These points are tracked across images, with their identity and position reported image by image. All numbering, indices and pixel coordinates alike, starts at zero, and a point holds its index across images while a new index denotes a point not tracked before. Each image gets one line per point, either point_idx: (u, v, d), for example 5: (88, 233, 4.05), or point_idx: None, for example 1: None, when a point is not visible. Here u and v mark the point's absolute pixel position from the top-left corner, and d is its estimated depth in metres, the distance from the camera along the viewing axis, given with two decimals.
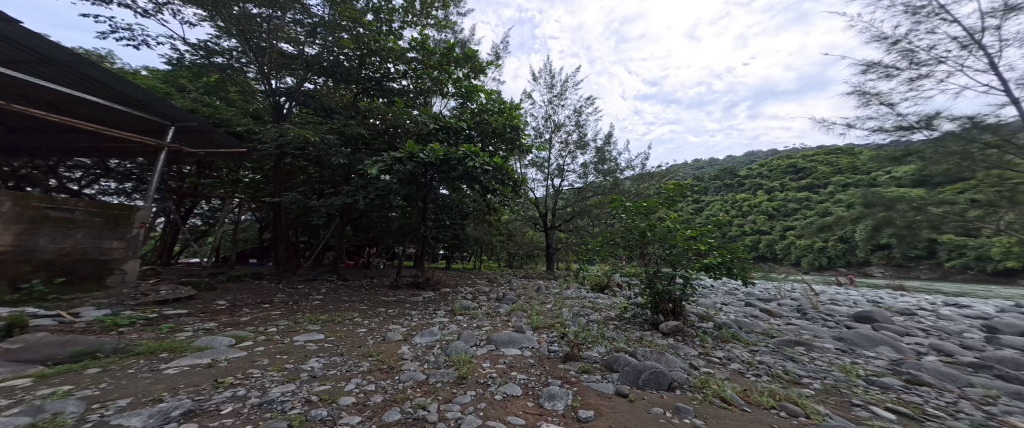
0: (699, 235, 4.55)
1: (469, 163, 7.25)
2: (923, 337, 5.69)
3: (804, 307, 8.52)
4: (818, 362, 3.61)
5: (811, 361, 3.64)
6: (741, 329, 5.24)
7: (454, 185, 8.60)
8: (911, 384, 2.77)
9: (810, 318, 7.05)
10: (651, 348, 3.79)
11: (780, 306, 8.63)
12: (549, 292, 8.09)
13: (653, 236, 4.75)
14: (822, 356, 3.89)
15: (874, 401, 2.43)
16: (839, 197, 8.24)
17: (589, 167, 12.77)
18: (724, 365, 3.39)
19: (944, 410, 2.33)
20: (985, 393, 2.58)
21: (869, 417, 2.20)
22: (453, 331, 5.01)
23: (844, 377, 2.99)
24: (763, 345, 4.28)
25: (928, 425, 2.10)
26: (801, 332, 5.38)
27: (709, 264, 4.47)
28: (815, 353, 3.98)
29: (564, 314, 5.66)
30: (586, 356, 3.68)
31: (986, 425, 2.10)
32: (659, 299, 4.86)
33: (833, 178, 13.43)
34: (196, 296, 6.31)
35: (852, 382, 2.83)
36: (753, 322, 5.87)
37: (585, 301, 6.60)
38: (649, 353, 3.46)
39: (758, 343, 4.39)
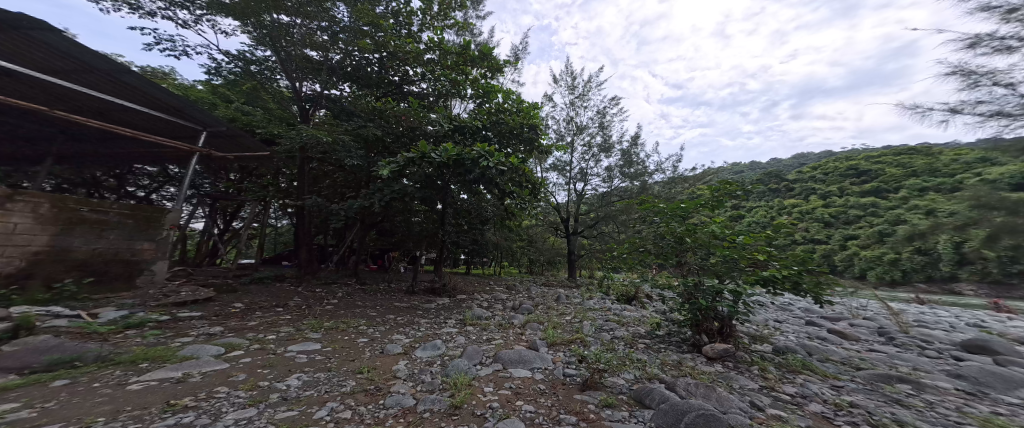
0: (753, 241, 3.72)
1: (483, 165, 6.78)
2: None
3: (885, 329, 6.99)
4: (942, 410, 2.61)
5: (930, 408, 2.64)
6: (811, 356, 4.20)
7: (471, 188, 8.22)
8: None
9: (898, 344, 5.67)
10: (697, 377, 3.01)
11: (852, 327, 7.17)
12: (569, 301, 7.34)
13: (693, 243, 3.89)
14: (943, 400, 2.86)
15: None
16: (914, 202, 6.88)
17: (613, 170, 11.87)
18: (801, 407, 2.54)
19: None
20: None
21: None
22: (460, 345, 4.48)
23: None
24: (848, 380, 3.29)
25: None
26: (893, 363, 4.21)
27: (768, 277, 3.56)
28: (931, 396, 2.95)
29: (585, 328, 4.94)
30: (610, 385, 3.00)
31: None
32: (701, 316, 3.96)
33: (905, 179, 11.55)
34: (215, 298, 6.36)
35: None
36: (822, 346, 4.77)
37: (610, 313, 5.83)
38: (696, 385, 2.68)
39: (840, 376, 3.40)
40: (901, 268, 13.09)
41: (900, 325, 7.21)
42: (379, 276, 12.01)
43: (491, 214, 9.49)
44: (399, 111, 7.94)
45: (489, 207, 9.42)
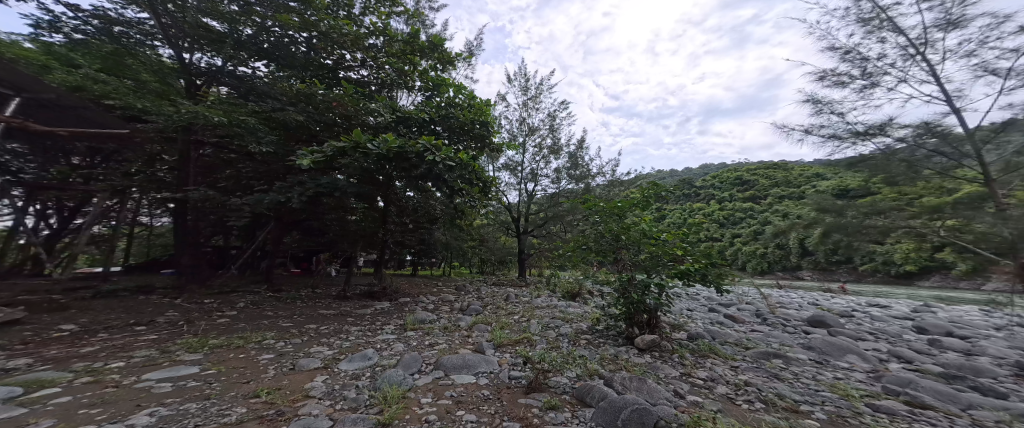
0: (676, 239, 4.12)
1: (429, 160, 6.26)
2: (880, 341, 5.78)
3: (763, 312, 8.62)
4: (805, 380, 3.22)
5: (798, 379, 3.24)
6: (715, 340, 4.88)
7: (415, 186, 7.52)
8: (916, 409, 2.47)
9: (771, 324, 7.04)
10: (625, 370, 3.19)
11: (741, 311, 8.69)
12: (518, 300, 7.39)
13: (628, 241, 4.18)
14: (806, 371, 3.54)
15: None
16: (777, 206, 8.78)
17: (561, 172, 12.35)
18: (711, 390, 2.88)
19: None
20: (1002, 422, 2.22)
21: None
22: (393, 354, 4.07)
23: (846, 402, 2.60)
24: (742, 360, 3.89)
25: None
26: (771, 341, 5.17)
27: (685, 272, 3.98)
28: (800, 368, 3.63)
29: (532, 326, 4.97)
30: (553, 385, 3.02)
31: None
32: (634, 310, 4.27)
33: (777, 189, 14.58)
34: (36, 320, 4.69)
35: (855, 409, 2.45)
36: (724, 330, 5.64)
37: (557, 310, 6.01)
38: (626, 380, 2.82)
39: (737, 357, 4.01)
40: (776, 260, 16.40)
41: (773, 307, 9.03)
42: (300, 282, 10.44)
43: (440, 213, 8.85)
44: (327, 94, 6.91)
45: (438, 205, 8.82)
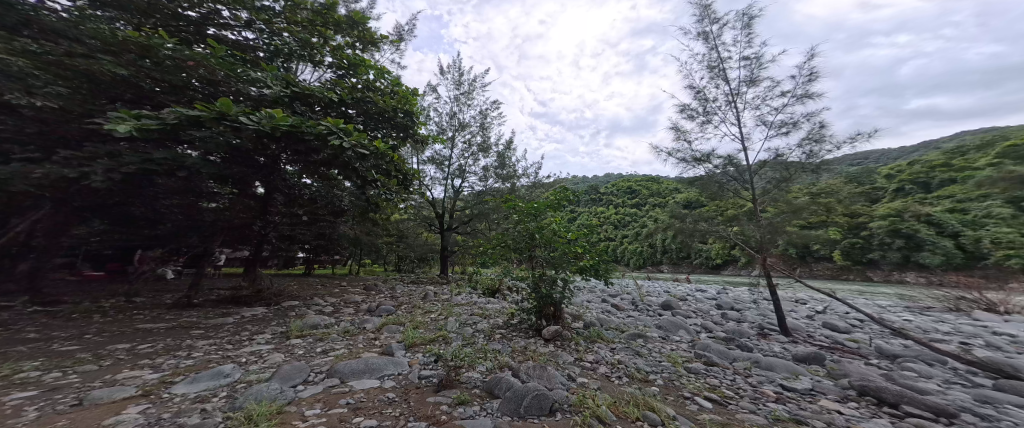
0: (580, 238, 4.65)
1: (334, 146, 4.54)
2: (697, 292, 7.68)
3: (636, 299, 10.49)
4: (656, 352, 3.97)
5: (652, 353, 3.97)
6: (603, 327, 5.69)
7: (314, 170, 5.77)
8: (708, 366, 3.08)
9: (641, 309, 8.65)
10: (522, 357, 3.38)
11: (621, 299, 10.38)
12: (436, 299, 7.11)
13: (541, 239, 4.43)
14: (655, 342, 4.33)
15: (697, 391, 2.52)
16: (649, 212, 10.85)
17: (490, 171, 12.11)
18: (595, 371, 3.35)
19: (738, 390, 2.52)
20: (745, 371, 2.96)
21: (699, 411, 2.20)
22: (263, 371, 3.17)
23: (671, 367, 3.14)
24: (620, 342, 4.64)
25: (733, 410, 2.21)
26: (638, 324, 6.23)
27: (584, 267, 4.45)
28: (651, 337, 4.44)
29: (448, 325, 4.84)
30: (466, 380, 3.04)
31: (760, 400, 2.33)
32: (544, 303, 4.59)
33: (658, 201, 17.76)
34: None
35: (676, 373, 2.98)
36: (608, 317, 6.54)
37: (478, 308, 5.98)
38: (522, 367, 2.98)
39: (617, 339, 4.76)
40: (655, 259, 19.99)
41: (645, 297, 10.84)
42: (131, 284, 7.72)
43: (348, 206, 7.25)
44: (175, 48, 3.74)
45: (345, 196, 7.20)
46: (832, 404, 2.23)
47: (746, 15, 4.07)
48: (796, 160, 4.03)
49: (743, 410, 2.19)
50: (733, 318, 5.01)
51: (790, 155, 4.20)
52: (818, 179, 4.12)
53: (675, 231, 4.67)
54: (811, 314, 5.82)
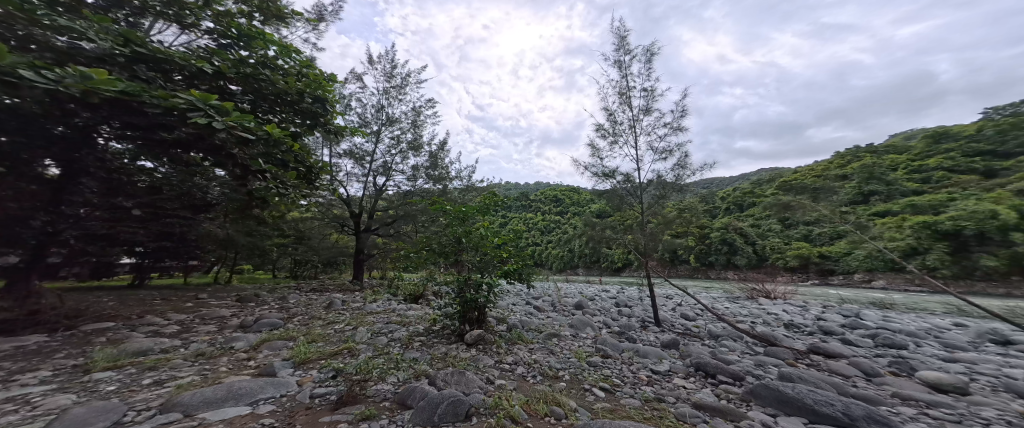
0: (509, 242, 4.65)
1: (197, 123, 3.07)
2: (604, 292, 8.59)
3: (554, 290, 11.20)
4: (565, 349, 4.09)
5: (563, 350, 4.07)
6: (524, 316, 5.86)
7: (158, 153, 3.81)
8: (605, 359, 3.43)
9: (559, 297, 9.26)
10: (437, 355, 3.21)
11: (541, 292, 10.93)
12: (347, 307, 6.36)
13: (468, 243, 4.36)
14: (569, 337, 4.51)
15: (595, 382, 2.82)
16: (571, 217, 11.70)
17: (420, 171, 11.46)
18: (513, 372, 3.36)
19: (625, 378, 2.89)
20: (629, 358, 3.41)
21: (596, 400, 2.45)
22: (40, 418, 1.77)
23: (577, 363, 3.36)
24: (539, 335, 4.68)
25: (620, 396, 2.53)
26: (550, 306, 6.49)
27: (509, 271, 4.42)
28: (565, 333, 4.68)
29: (358, 336, 4.37)
30: (371, 394, 2.78)
31: (635, 385, 2.72)
32: (467, 307, 4.48)
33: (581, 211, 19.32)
34: None
35: (582, 367, 3.24)
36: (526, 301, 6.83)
37: (394, 315, 5.47)
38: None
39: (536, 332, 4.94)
40: None
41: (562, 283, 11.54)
42: None
43: (219, 199, 5.05)
44: None
45: (214, 186, 4.88)
46: (685, 381, 2.69)
47: (650, 50, 4.68)
48: (669, 180, 4.80)
49: (627, 394, 2.54)
50: (627, 314, 5.62)
51: (667, 175, 4.90)
52: (683, 198, 4.92)
53: (588, 237, 5.21)
54: (675, 301, 6.73)
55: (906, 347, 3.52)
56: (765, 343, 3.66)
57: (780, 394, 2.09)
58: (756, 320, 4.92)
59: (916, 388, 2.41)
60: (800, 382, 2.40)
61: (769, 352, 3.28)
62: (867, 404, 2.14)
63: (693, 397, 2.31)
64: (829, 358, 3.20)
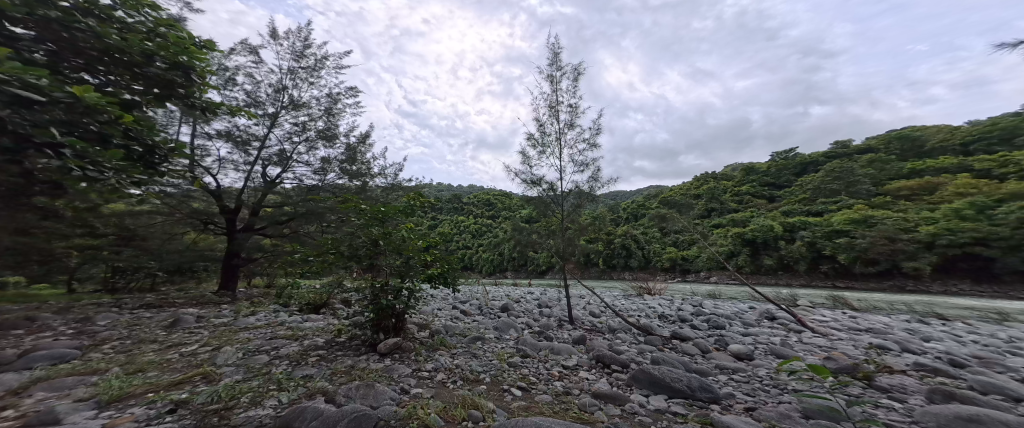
0: (439, 244, 4.14)
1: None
2: (529, 294, 8.94)
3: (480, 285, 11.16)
4: (484, 351, 3.98)
5: (484, 353, 3.91)
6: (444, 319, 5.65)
7: None
8: (525, 359, 3.57)
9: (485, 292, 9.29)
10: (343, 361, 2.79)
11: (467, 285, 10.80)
12: (228, 300, 5.31)
13: (386, 246, 3.11)
14: (490, 340, 4.45)
15: (512, 383, 2.90)
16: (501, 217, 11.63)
17: None
18: (432, 378, 3.10)
19: (540, 375, 3.06)
20: (544, 356, 3.63)
21: (513, 400, 2.53)
22: None
23: (499, 365, 3.39)
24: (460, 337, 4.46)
25: (536, 392, 2.67)
26: (474, 310, 6.35)
27: (432, 275, 3.69)
28: (488, 335, 4.65)
29: (235, 330, 3.59)
30: (234, 422, 1.74)
31: (547, 382, 2.88)
32: (382, 314, 3.35)
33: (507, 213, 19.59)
34: None
35: (502, 369, 3.27)
36: (450, 304, 6.69)
37: (281, 314, 4.40)
38: (338, 374, 2.49)
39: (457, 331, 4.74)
40: None
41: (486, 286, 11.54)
42: None
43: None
44: None
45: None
46: (588, 373, 3.00)
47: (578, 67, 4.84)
48: (585, 190, 5.18)
49: (540, 390, 2.70)
50: (546, 314, 5.96)
51: (583, 185, 5.32)
52: (597, 209, 5.39)
53: (516, 241, 5.37)
54: (586, 300, 7.36)
55: (724, 327, 4.49)
56: (646, 333, 4.32)
57: (652, 376, 2.48)
58: (643, 313, 5.68)
59: (728, 360, 3.13)
60: (665, 364, 2.89)
61: (647, 341, 3.87)
62: (703, 377, 2.71)
63: (594, 387, 2.57)
64: (683, 341, 3.92)
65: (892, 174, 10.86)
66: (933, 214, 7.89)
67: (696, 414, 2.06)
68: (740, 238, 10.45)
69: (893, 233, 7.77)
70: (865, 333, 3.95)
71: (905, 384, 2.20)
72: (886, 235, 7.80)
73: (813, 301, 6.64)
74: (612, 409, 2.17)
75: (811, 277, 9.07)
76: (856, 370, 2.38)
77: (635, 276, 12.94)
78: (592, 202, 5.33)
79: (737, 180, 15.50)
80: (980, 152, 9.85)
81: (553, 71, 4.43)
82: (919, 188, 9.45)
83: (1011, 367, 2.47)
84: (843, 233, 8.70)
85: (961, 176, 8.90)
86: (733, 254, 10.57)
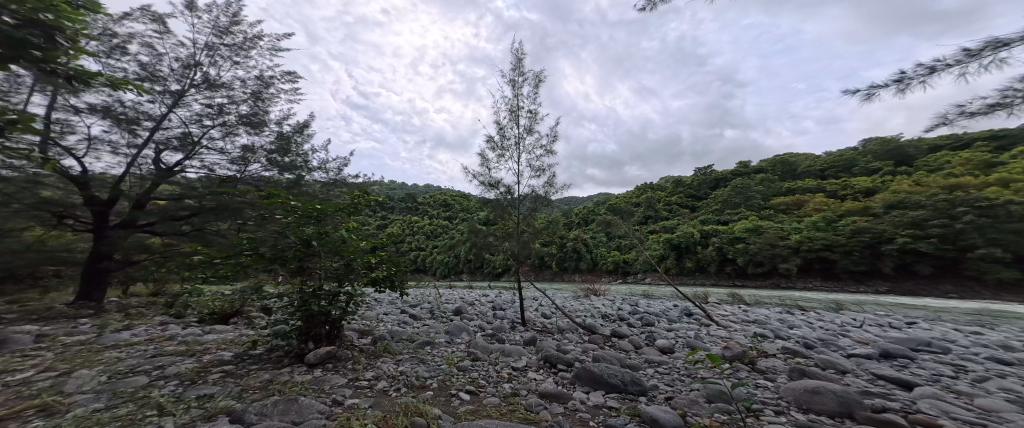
0: (387, 244, 3.77)
1: None
2: (484, 297, 8.77)
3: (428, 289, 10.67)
4: (436, 359, 3.42)
5: (433, 360, 3.39)
6: (386, 316, 5.03)
7: None
8: (475, 362, 3.45)
9: (435, 296, 8.87)
10: (256, 374, 2.37)
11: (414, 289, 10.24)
12: (102, 311, 4.27)
13: (319, 247, 2.27)
14: (442, 344, 3.95)
15: (460, 386, 2.74)
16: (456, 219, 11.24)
17: None
18: (371, 388, 2.48)
19: (489, 378, 3.01)
20: (495, 358, 3.57)
21: (459, 404, 2.42)
22: None
23: (448, 368, 3.17)
24: (411, 337, 4.11)
25: (485, 397, 2.59)
26: (425, 314, 5.80)
27: (375, 278, 3.35)
28: (438, 340, 4.12)
29: (100, 349, 2.85)
30: None
31: (490, 384, 2.86)
32: (312, 322, 2.56)
33: (459, 215, 19.19)
34: None
35: (451, 372, 3.05)
36: (398, 306, 5.96)
37: (171, 327, 3.55)
38: (249, 390, 2.09)
39: (407, 332, 4.28)
40: None
41: (438, 289, 11.09)
42: None
43: None
44: None
45: None
46: (535, 374, 3.09)
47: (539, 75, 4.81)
48: (541, 195, 5.17)
49: (489, 394, 2.62)
50: (499, 316, 5.94)
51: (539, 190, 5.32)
52: (549, 214, 5.47)
53: (472, 244, 5.32)
54: (538, 303, 7.49)
55: (653, 324, 4.97)
56: (590, 332, 4.55)
57: (592, 373, 2.63)
58: (588, 313, 6.06)
59: (655, 354, 3.46)
60: (604, 361, 3.08)
61: (591, 340, 4.10)
62: (634, 371, 2.97)
63: (540, 387, 2.65)
64: (621, 338, 4.21)
65: (777, 189, 12.73)
66: (804, 227, 9.48)
67: (626, 406, 2.25)
68: (668, 243, 11.46)
69: (772, 240, 9.30)
70: (750, 323, 4.67)
71: (776, 366, 2.66)
72: (768, 242, 9.36)
73: (718, 297, 7.71)
74: (555, 408, 2.26)
75: (717, 276, 10.46)
76: (743, 356, 2.80)
77: (584, 278, 13.52)
78: (546, 207, 5.38)
79: (669, 191, 17.19)
80: (838, 177, 12.18)
81: (515, 76, 4.41)
82: (795, 205, 11.36)
83: (842, 346, 3.12)
84: (740, 239, 10.16)
85: (817, 198, 10.85)
86: (662, 257, 11.58)
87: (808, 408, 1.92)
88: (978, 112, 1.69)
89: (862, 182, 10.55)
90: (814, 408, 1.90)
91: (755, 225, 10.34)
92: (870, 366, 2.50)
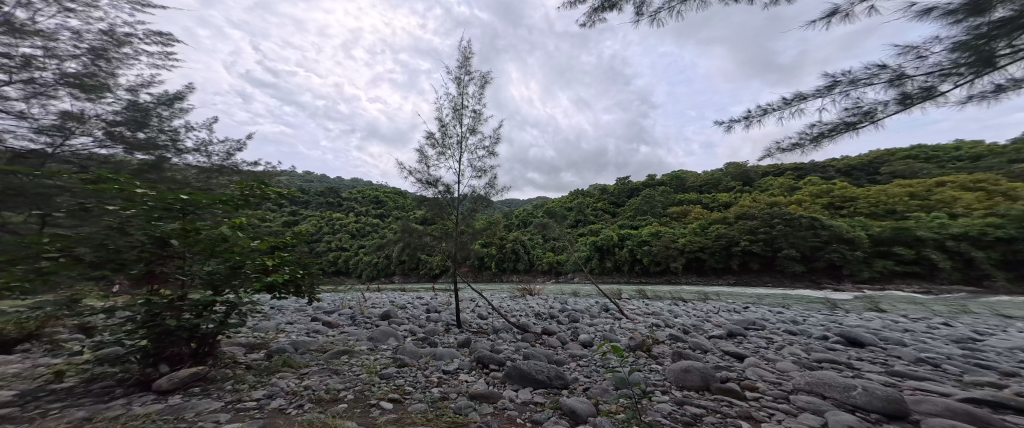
0: (294, 243, 3.28)
1: None
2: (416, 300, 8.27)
3: (351, 294, 9.57)
4: (355, 367, 3.07)
5: (350, 370, 3.02)
6: (292, 326, 4.32)
7: None
8: (401, 368, 3.16)
9: (357, 301, 7.98)
10: (58, 414, 1.74)
11: (332, 295, 9.08)
12: None
13: (184, 245, 1.90)
14: (364, 352, 3.55)
15: (382, 396, 2.47)
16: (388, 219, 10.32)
17: None
18: (262, 407, 2.08)
19: (416, 384, 2.77)
20: (424, 363, 3.30)
21: (378, 415, 2.15)
22: None
23: (367, 377, 2.84)
24: (321, 347, 3.59)
25: (410, 403, 2.38)
26: (345, 322, 5.08)
27: (273, 283, 2.81)
28: (358, 348, 3.68)
29: None
30: None
31: (412, 388, 2.67)
32: (175, 336, 2.08)
33: (389, 213, 17.82)
34: None
35: (370, 382, 2.74)
36: (309, 315, 5.10)
37: None
38: None
39: (315, 342, 3.71)
40: None
41: (363, 294, 10.09)
42: None
43: None
44: None
45: None
46: (467, 375, 2.96)
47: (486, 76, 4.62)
48: (483, 196, 4.93)
49: (414, 400, 2.43)
50: (434, 319, 5.59)
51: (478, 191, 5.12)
52: (492, 215, 5.30)
53: (405, 244, 4.89)
54: (475, 304, 7.41)
55: (579, 320, 5.39)
56: (523, 331, 4.67)
57: (521, 371, 2.70)
58: (523, 313, 6.24)
59: (578, 348, 3.73)
60: (533, 359, 3.21)
61: (523, 338, 4.20)
62: (559, 366, 3.15)
63: (471, 389, 2.59)
64: (550, 335, 4.43)
65: (670, 199, 14.95)
66: (687, 232, 11.27)
67: (551, 401, 2.36)
68: (593, 244, 12.48)
69: (668, 242, 10.92)
70: (650, 315, 5.42)
71: (665, 351, 3.12)
72: (665, 244, 10.97)
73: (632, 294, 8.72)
74: (485, 408, 2.25)
75: (629, 274, 11.81)
76: (642, 345, 3.21)
77: (521, 278, 13.88)
78: (487, 207, 5.18)
79: (595, 198, 18.80)
80: (710, 191, 14.78)
81: (459, 74, 4.18)
82: (682, 215, 13.50)
83: (706, 330, 3.85)
84: (647, 242, 11.67)
85: (696, 209, 13.09)
86: (588, 258, 12.59)
87: (683, 386, 2.28)
88: (786, 147, 2.28)
89: (725, 197, 13.32)
90: (685, 384, 2.28)
91: (656, 230, 11.96)
92: (721, 345, 3.14)
